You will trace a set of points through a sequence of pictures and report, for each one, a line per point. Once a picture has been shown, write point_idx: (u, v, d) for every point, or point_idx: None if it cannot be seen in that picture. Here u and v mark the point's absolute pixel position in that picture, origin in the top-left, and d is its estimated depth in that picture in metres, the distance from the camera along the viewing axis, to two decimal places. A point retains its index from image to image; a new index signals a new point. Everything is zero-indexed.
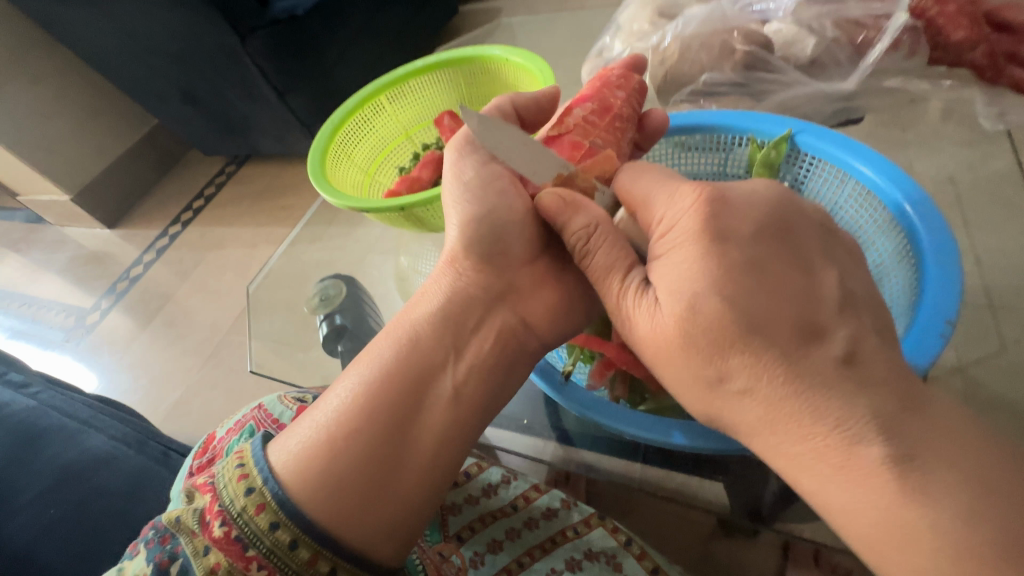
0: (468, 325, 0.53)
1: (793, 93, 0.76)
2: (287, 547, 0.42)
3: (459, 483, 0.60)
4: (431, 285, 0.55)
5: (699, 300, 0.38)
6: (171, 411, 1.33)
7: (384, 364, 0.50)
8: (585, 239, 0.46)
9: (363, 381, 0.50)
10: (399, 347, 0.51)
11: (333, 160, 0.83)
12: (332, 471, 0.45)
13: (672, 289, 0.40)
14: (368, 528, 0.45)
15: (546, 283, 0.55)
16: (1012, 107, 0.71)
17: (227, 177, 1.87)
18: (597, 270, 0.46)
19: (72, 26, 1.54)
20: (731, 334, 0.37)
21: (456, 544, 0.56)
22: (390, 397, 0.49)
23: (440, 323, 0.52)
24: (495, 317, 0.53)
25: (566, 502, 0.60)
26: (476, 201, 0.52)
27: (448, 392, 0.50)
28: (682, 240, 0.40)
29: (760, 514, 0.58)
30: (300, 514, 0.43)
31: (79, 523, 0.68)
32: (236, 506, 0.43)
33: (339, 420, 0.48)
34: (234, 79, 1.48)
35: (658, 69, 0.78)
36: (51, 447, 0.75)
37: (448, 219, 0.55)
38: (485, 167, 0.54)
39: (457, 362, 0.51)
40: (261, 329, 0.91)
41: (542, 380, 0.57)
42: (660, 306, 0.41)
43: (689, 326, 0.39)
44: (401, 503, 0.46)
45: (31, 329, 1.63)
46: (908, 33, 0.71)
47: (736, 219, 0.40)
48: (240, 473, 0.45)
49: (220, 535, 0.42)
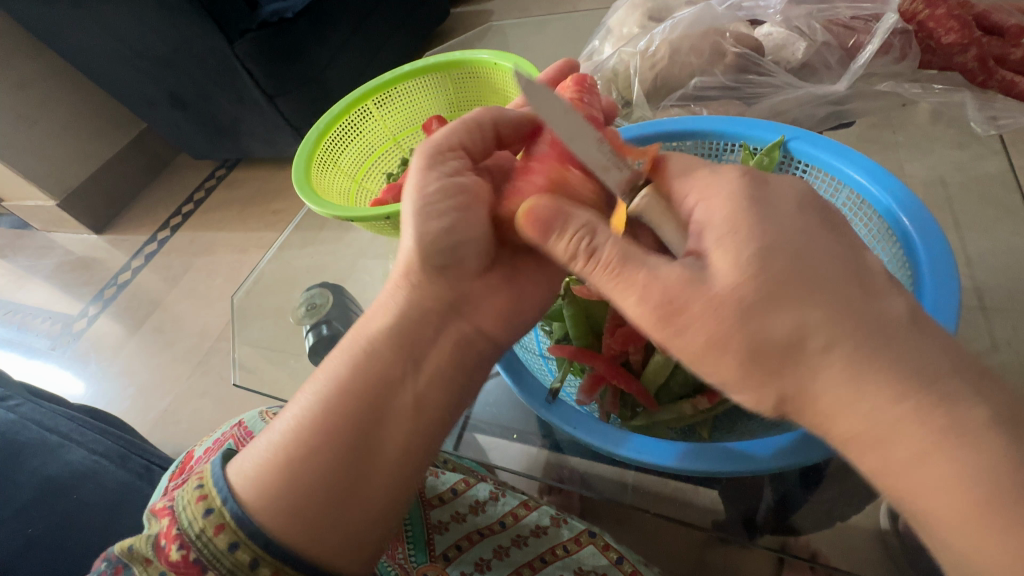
0: (427, 337, 0.49)
1: (782, 97, 0.75)
2: (247, 566, 0.41)
3: (445, 500, 0.58)
4: (386, 300, 0.50)
5: (768, 261, 0.34)
6: (158, 420, 1.30)
7: (340, 378, 0.47)
8: (592, 232, 0.38)
9: (320, 395, 0.47)
10: (352, 361, 0.48)
11: (318, 167, 0.82)
12: (293, 488, 0.43)
13: (728, 256, 0.35)
14: (333, 546, 0.43)
15: (502, 287, 0.51)
16: (1005, 110, 0.71)
17: (217, 181, 1.84)
18: (608, 265, 0.38)
19: (59, 30, 1.52)
20: (800, 297, 0.33)
21: (442, 564, 0.55)
22: (349, 411, 0.46)
23: (394, 334, 0.48)
24: (450, 329, 0.49)
25: (556, 520, 0.59)
26: (439, 216, 0.45)
27: (408, 404, 0.47)
28: (729, 213, 0.36)
29: (754, 524, 0.57)
30: (258, 532, 0.42)
31: (57, 542, 0.66)
32: (194, 528, 0.42)
33: (296, 433, 0.45)
34: (224, 83, 1.46)
35: (647, 74, 0.76)
36: (32, 461, 0.73)
37: (402, 224, 0.47)
38: (450, 179, 0.46)
39: (416, 375, 0.48)
40: (247, 338, 0.89)
41: (529, 398, 0.55)
42: (713, 281, 0.35)
43: (761, 290, 0.33)
44: (367, 509, 0.44)
45: (17, 338, 1.60)
46: (899, 37, 0.73)
47: (780, 197, 0.37)
48: (198, 495, 0.43)
49: (178, 558, 0.41)
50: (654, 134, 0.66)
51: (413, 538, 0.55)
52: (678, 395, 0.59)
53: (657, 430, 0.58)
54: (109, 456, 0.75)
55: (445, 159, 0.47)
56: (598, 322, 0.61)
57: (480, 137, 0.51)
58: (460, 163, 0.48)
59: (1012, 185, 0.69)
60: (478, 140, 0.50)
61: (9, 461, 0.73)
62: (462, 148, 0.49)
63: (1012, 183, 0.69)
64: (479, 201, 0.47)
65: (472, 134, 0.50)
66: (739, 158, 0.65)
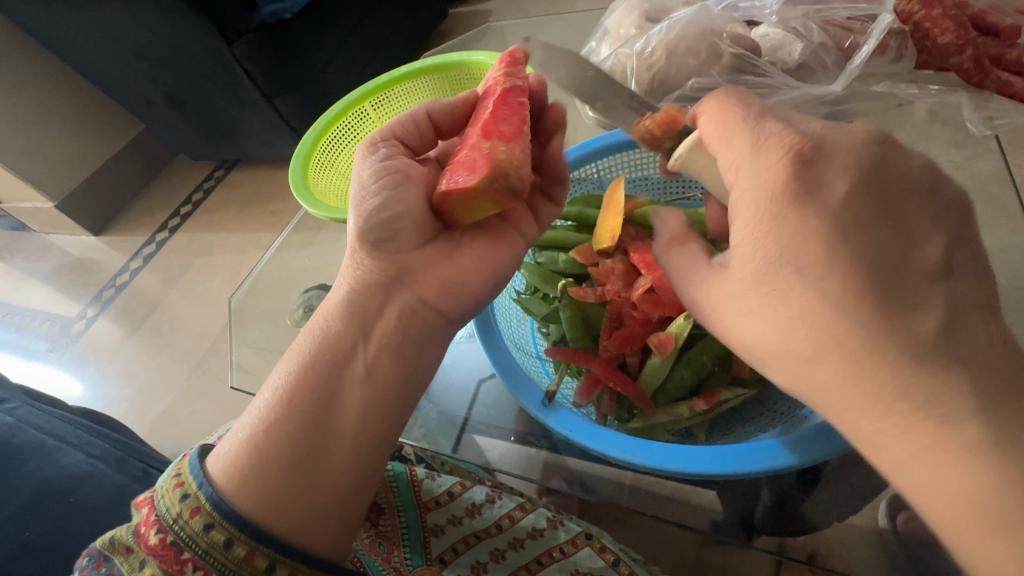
0: (372, 309, 0.50)
1: (781, 97, 0.74)
2: (222, 546, 0.40)
3: (441, 503, 0.57)
4: (340, 280, 0.52)
5: (824, 281, 0.35)
6: (157, 422, 1.30)
7: (303, 358, 0.48)
8: None
9: (286, 375, 0.48)
10: (314, 340, 0.49)
11: (315, 170, 0.83)
12: (261, 466, 0.43)
13: (783, 270, 0.37)
14: (301, 520, 0.43)
15: (443, 258, 0.52)
16: (1000, 110, 0.71)
17: (216, 182, 1.84)
18: None
19: (57, 31, 1.51)
20: (847, 310, 0.35)
21: (438, 567, 0.55)
22: (311, 387, 0.46)
23: (346, 310, 0.49)
24: (396, 300, 0.50)
25: (552, 522, 0.59)
26: (375, 196, 0.50)
27: (361, 373, 0.47)
28: (767, 213, 0.38)
29: (752, 524, 0.56)
30: (232, 511, 0.41)
31: (54, 545, 0.66)
32: (171, 513, 0.41)
33: (264, 413, 0.46)
34: (222, 84, 1.46)
35: (644, 75, 0.76)
36: (28, 464, 0.73)
37: (349, 213, 0.52)
38: (380, 165, 0.52)
39: (367, 346, 0.48)
40: (244, 339, 0.89)
41: (527, 399, 0.55)
42: (782, 298, 0.37)
43: (808, 304, 0.36)
44: (328, 486, 0.44)
45: (15, 339, 1.60)
46: (895, 37, 0.74)
47: (831, 181, 0.37)
48: (175, 482, 0.43)
49: (155, 542, 0.40)
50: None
51: (409, 542, 0.55)
52: (676, 397, 0.59)
53: (654, 433, 0.58)
54: (106, 459, 0.75)
55: (378, 149, 0.54)
56: (596, 323, 0.63)
57: (415, 129, 0.57)
58: (392, 150, 0.55)
59: (1008, 184, 0.69)
60: (415, 136, 0.58)
61: (8, 464, 0.73)
62: (395, 141, 0.56)
63: (1008, 183, 0.69)
64: (410, 182, 0.52)
65: (406, 125, 0.57)
66: None
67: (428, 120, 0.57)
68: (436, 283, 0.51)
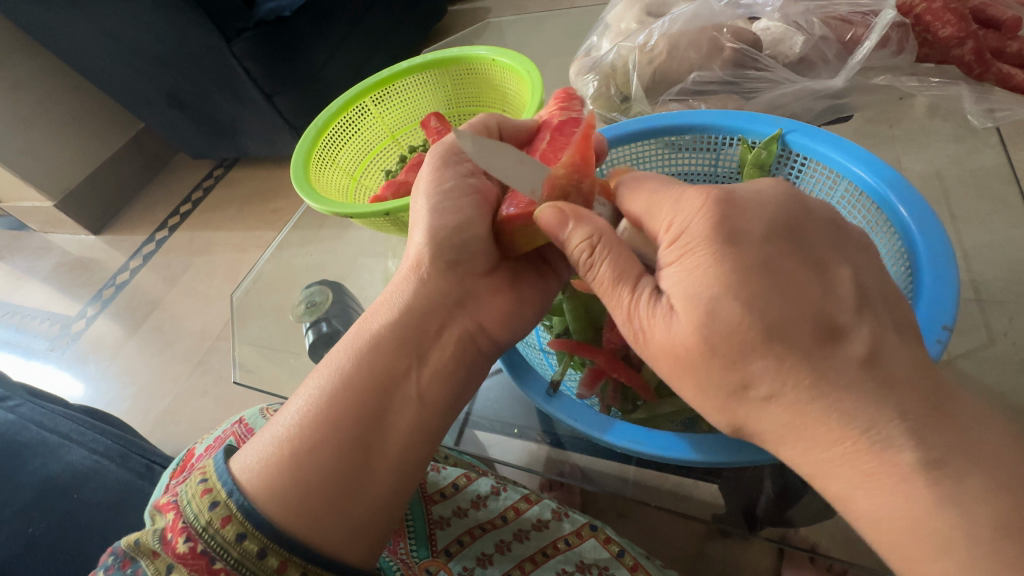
0: (429, 330, 0.51)
1: (781, 91, 0.75)
2: (256, 555, 0.40)
3: (447, 495, 0.58)
4: (394, 290, 0.53)
5: (717, 308, 0.35)
6: (159, 420, 1.30)
7: (347, 369, 0.48)
8: (589, 251, 0.42)
9: (329, 385, 0.47)
10: (361, 351, 0.49)
11: (317, 165, 0.82)
12: (299, 476, 0.43)
13: (690, 305, 0.36)
14: (335, 533, 0.43)
15: (503, 290, 0.54)
16: (1001, 103, 0.71)
17: (215, 181, 1.84)
18: (603, 283, 0.42)
19: (55, 29, 1.51)
20: (753, 337, 0.34)
21: (443, 559, 0.54)
22: (355, 400, 0.47)
23: (398, 325, 0.50)
24: (455, 324, 0.52)
25: (557, 514, 0.60)
26: (451, 214, 0.51)
27: (413, 395, 0.48)
28: (692, 247, 0.37)
29: (754, 516, 0.58)
30: (265, 521, 0.41)
31: (58, 541, 0.66)
32: (201, 521, 0.40)
33: (300, 429, 0.45)
34: (222, 82, 1.46)
35: (646, 69, 0.76)
36: (32, 461, 0.73)
37: (415, 225, 0.53)
38: (466, 181, 0.53)
39: (421, 369, 0.49)
40: (247, 335, 0.89)
41: (535, 393, 0.55)
42: (675, 315, 0.37)
43: (704, 336, 0.36)
44: (368, 502, 0.45)
45: (15, 339, 1.60)
46: (896, 30, 0.73)
47: (745, 221, 0.37)
48: (203, 488, 0.42)
49: (185, 550, 0.39)
50: (653, 128, 0.66)
51: (414, 533, 0.54)
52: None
53: (659, 423, 0.59)
54: (110, 456, 0.75)
55: (461, 161, 0.54)
56: (599, 316, 0.62)
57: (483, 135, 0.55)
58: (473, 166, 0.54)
59: (1009, 178, 0.69)
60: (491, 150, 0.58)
61: (12, 461, 0.73)
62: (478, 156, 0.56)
63: (1008, 177, 0.69)
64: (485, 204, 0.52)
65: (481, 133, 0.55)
66: (737, 151, 0.65)
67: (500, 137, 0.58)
68: (441, 271, 0.52)
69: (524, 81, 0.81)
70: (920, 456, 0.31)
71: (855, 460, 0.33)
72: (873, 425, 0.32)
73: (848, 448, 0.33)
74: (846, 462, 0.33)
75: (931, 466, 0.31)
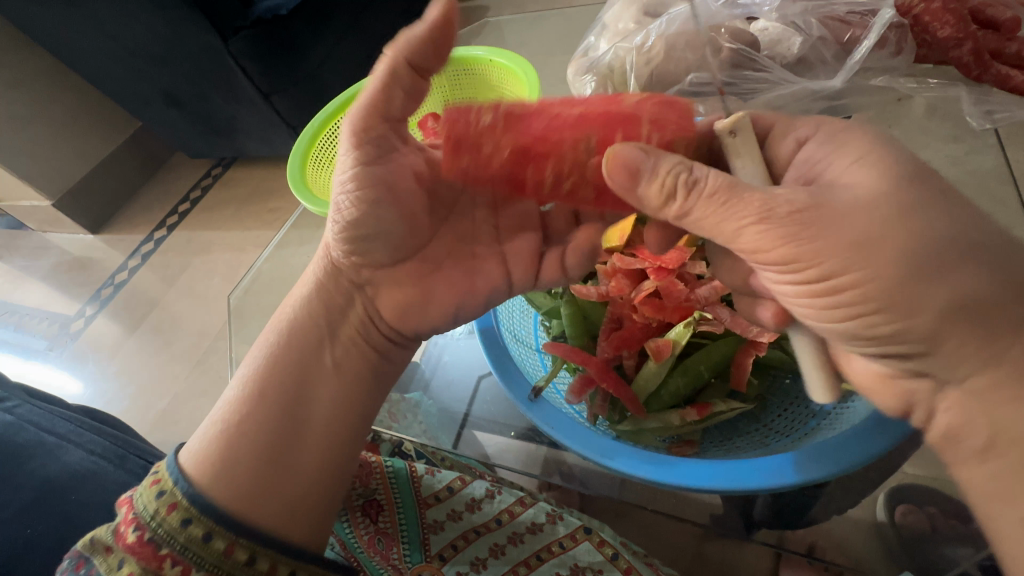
0: (341, 313, 0.51)
1: (779, 92, 0.75)
2: (201, 540, 0.40)
3: (441, 499, 0.58)
4: (308, 276, 0.53)
5: (905, 169, 0.36)
6: (158, 420, 1.30)
7: (271, 350, 0.50)
8: (688, 168, 0.37)
9: (253, 368, 0.49)
10: (282, 334, 0.51)
11: (314, 166, 0.82)
12: (233, 455, 0.45)
13: (869, 163, 0.36)
14: (275, 508, 0.44)
15: (411, 284, 0.51)
16: (1000, 105, 0.72)
17: (214, 180, 1.83)
18: (716, 192, 0.36)
19: (52, 29, 1.50)
20: (933, 193, 0.35)
21: (437, 564, 0.56)
22: (280, 377, 0.48)
23: (312, 308, 0.51)
24: (359, 309, 0.52)
25: (552, 517, 0.59)
26: (356, 207, 0.47)
27: (329, 367, 0.50)
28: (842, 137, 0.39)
29: (751, 520, 0.58)
30: (209, 504, 0.42)
31: (56, 542, 0.66)
32: (149, 510, 0.41)
33: (228, 412, 0.47)
34: (220, 81, 1.46)
35: (643, 70, 0.77)
36: (31, 462, 0.73)
37: (330, 216, 0.49)
38: (361, 172, 0.47)
39: (334, 346, 0.51)
40: (246, 334, 0.89)
41: (512, 392, 0.56)
42: (863, 181, 0.35)
43: (895, 192, 0.34)
44: (302, 476, 0.46)
45: (14, 338, 1.60)
46: (894, 31, 0.73)
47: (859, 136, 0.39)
48: (152, 480, 0.44)
49: (133, 540, 0.40)
50: None
51: (408, 539, 0.56)
52: (669, 404, 0.59)
53: (644, 437, 0.57)
54: (108, 456, 0.75)
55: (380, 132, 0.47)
56: (596, 324, 0.63)
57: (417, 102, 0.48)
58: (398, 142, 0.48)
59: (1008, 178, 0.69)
60: (415, 110, 0.49)
61: (11, 462, 0.73)
62: (386, 129, 0.48)
63: (1007, 179, 0.69)
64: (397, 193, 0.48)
65: (394, 93, 0.46)
66: None
67: (435, 93, 0.49)
68: (350, 257, 0.50)
69: (523, 83, 0.81)
70: None
71: None
72: None
73: None
74: None
75: None
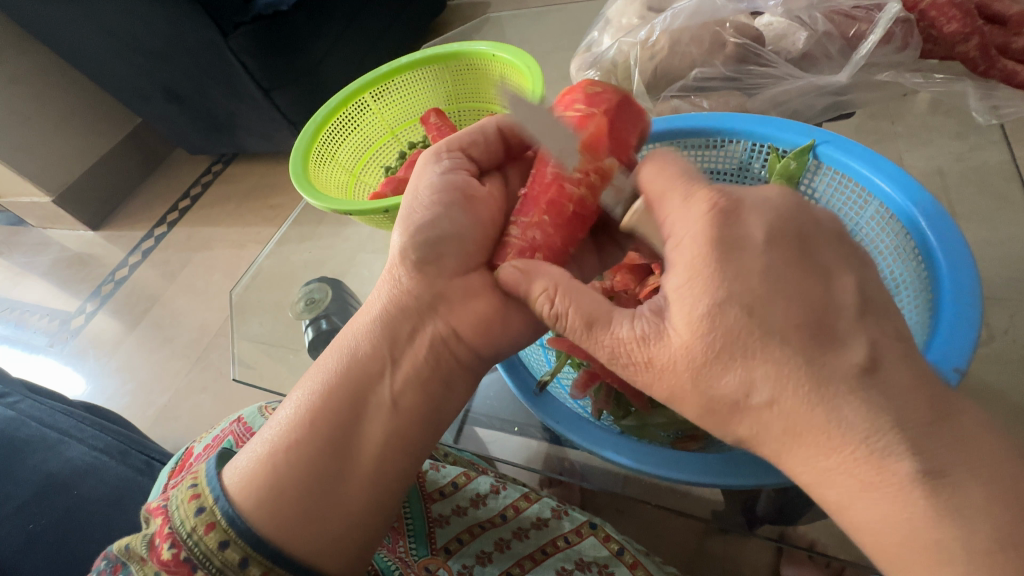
0: (403, 334, 0.49)
1: (783, 87, 0.74)
2: (237, 565, 0.41)
3: (446, 494, 0.58)
4: (375, 296, 0.52)
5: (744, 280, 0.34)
6: (158, 416, 1.30)
7: (330, 375, 0.49)
8: (549, 303, 0.42)
9: (311, 394, 0.48)
10: (344, 359, 0.49)
11: (315, 162, 0.82)
12: (277, 484, 0.44)
13: (688, 298, 0.36)
14: (315, 544, 0.43)
15: (483, 292, 0.49)
16: (1004, 99, 0.70)
17: (214, 176, 1.83)
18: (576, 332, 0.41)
19: (51, 24, 1.50)
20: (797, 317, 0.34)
21: (443, 558, 0.55)
22: (335, 407, 0.47)
23: (374, 331, 0.50)
24: (428, 328, 0.49)
25: (557, 512, 0.60)
26: (426, 211, 0.50)
27: (386, 401, 0.47)
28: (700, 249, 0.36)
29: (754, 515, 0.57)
30: (248, 530, 0.42)
31: (58, 539, 0.66)
32: (186, 527, 0.41)
33: (281, 438, 0.46)
34: (220, 77, 1.45)
35: (647, 65, 0.76)
36: (32, 458, 0.73)
37: (395, 228, 0.52)
38: (439, 179, 0.52)
39: (394, 372, 0.48)
40: (248, 331, 0.89)
41: (517, 388, 0.56)
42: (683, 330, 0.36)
43: (724, 335, 0.34)
44: (344, 515, 0.45)
45: (14, 335, 1.59)
46: (899, 25, 0.71)
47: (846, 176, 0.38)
48: (191, 494, 0.44)
49: (169, 557, 0.40)
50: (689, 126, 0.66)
51: (414, 532, 0.55)
52: None
53: (647, 432, 0.58)
54: (110, 452, 0.75)
55: (443, 160, 0.54)
56: None
57: (484, 142, 0.55)
58: (456, 162, 0.53)
59: (1012, 175, 0.70)
60: (486, 152, 0.56)
61: (12, 458, 0.73)
62: (461, 153, 0.54)
63: (1010, 172, 0.70)
64: (468, 204, 0.51)
65: (475, 138, 0.55)
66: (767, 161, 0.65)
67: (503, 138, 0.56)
68: (412, 273, 0.50)
69: (524, 77, 0.80)
70: (917, 468, 0.30)
71: (844, 473, 0.32)
72: (901, 426, 0.31)
73: (848, 457, 0.32)
74: (849, 469, 0.32)
75: (929, 479, 0.30)
